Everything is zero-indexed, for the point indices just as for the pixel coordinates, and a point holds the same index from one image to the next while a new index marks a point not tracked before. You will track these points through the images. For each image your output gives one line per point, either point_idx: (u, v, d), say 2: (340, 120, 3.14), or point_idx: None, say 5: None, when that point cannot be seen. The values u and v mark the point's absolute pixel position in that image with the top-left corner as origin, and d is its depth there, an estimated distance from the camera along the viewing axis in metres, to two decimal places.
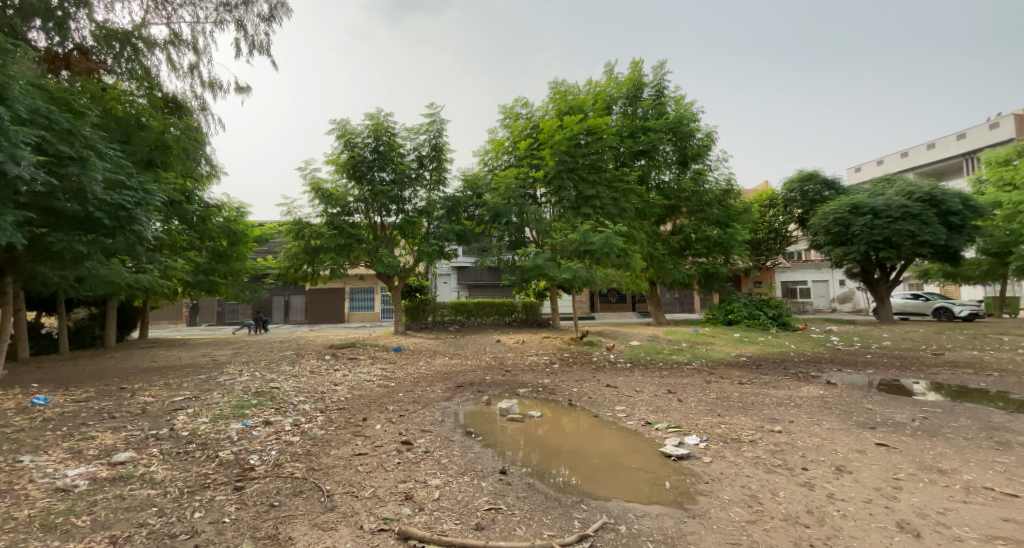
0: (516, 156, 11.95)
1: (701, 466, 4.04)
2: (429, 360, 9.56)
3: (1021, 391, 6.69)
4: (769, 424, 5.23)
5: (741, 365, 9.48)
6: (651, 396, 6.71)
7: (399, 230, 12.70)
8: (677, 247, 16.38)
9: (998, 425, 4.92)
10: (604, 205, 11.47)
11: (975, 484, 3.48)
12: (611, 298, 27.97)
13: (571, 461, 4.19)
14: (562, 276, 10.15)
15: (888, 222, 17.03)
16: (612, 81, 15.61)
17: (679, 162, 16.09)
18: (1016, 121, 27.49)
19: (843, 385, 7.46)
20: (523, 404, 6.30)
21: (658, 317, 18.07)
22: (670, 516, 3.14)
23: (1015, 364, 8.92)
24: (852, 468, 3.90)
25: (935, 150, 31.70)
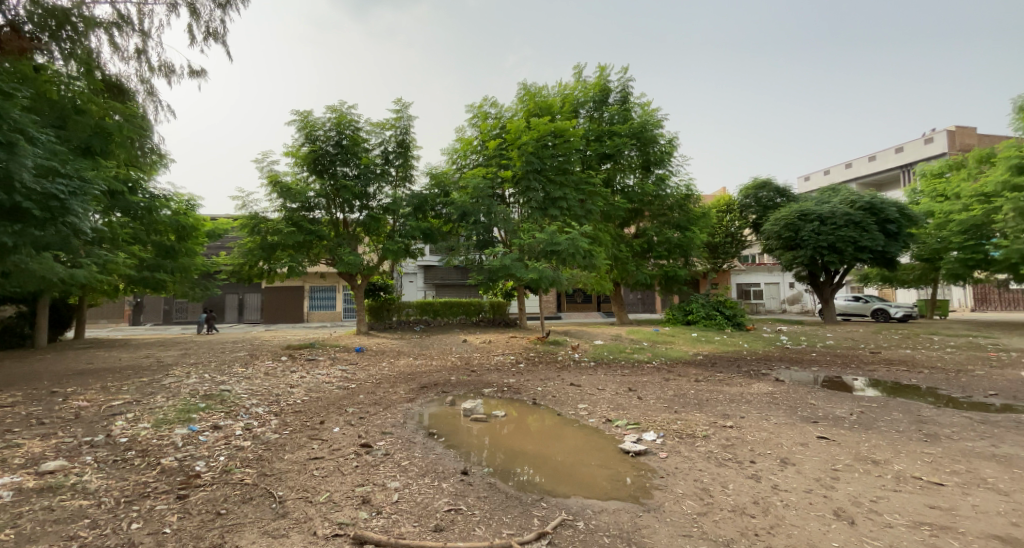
0: (485, 155, 11.88)
1: (657, 462, 4.16)
2: (391, 361, 9.39)
3: (947, 387, 7.26)
4: (722, 420, 5.44)
5: (699, 364, 9.82)
6: (612, 394, 6.85)
7: (362, 227, 12.41)
8: (640, 249, 16.79)
9: (926, 419, 5.32)
10: (571, 207, 11.58)
11: (905, 474, 3.74)
12: (577, 298, 28.37)
13: (533, 459, 4.23)
14: (529, 276, 10.22)
15: (833, 228, 18.12)
16: (580, 85, 15.83)
17: (643, 167, 16.50)
18: (948, 137, 29.69)
19: (791, 382, 7.86)
20: (487, 404, 6.31)
21: (622, 317, 18.44)
22: (626, 511, 3.22)
23: (943, 361, 9.66)
24: (796, 460, 4.11)
25: (877, 161, 33.84)
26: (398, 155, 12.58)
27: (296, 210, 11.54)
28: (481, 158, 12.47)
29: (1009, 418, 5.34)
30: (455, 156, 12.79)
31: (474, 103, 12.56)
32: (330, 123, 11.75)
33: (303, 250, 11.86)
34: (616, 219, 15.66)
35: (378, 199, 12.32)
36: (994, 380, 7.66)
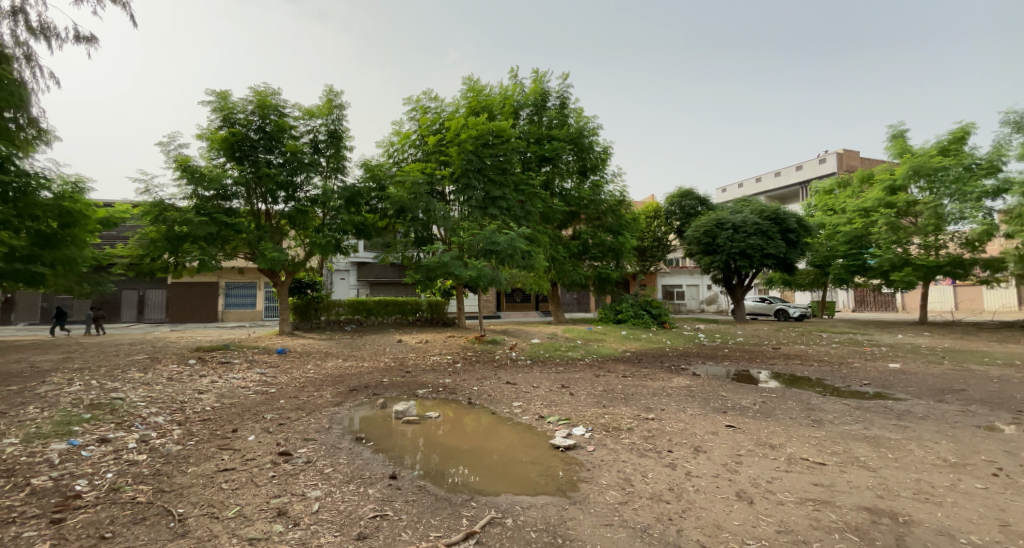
0: (423, 150, 11.59)
1: (584, 455, 4.30)
2: (318, 363, 8.91)
3: (833, 377, 8.24)
4: (645, 413, 5.75)
5: (628, 360, 10.34)
6: (546, 391, 7.01)
7: (287, 220, 11.64)
8: (576, 250, 17.28)
9: (814, 406, 6.00)
10: (511, 207, 11.64)
11: (796, 456, 4.16)
12: (515, 298, 28.72)
13: (468, 459, 4.22)
14: (467, 274, 10.18)
15: (744, 236, 19.81)
16: (519, 88, 15.99)
17: (579, 171, 17.02)
18: (838, 159, 33.59)
19: (706, 375, 8.51)
20: (421, 405, 6.19)
21: (557, 316, 18.90)
22: (553, 504, 3.31)
23: (830, 355, 10.95)
24: (708, 447, 4.45)
25: (781, 176, 37.51)
26: (329, 145, 11.95)
27: (211, 199, 10.58)
28: (419, 153, 12.15)
29: (879, 403, 6.17)
30: (391, 150, 12.37)
31: (413, 96, 12.21)
32: (252, 106, 10.90)
33: (218, 242, 10.88)
34: (555, 221, 15.97)
35: (306, 191, 11.60)
36: (868, 370, 8.84)
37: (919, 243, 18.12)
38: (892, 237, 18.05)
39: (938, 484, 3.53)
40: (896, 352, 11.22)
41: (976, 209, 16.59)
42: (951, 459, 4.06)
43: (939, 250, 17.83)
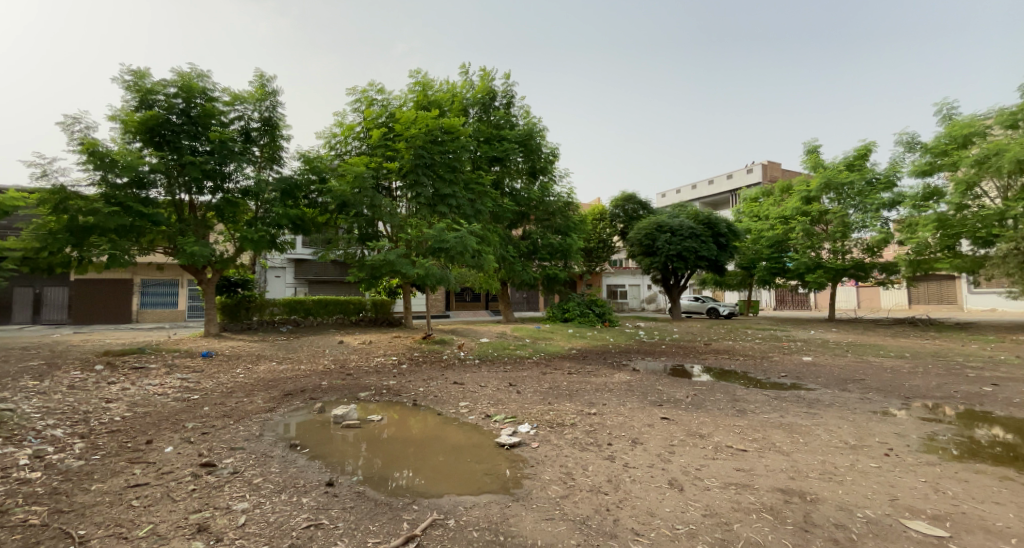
0: (368, 143, 11.19)
1: (529, 452, 4.35)
2: (249, 366, 8.36)
3: (758, 370, 8.91)
4: (588, 408, 5.90)
5: (573, 357, 10.59)
6: (493, 390, 7.02)
7: (215, 212, 10.81)
8: (526, 250, 17.41)
9: (739, 397, 6.46)
10: (460, 205, 11.48)
11: (722, 444, 4.45)
12: (465, 297, 28.55)
13: (412, 461, 4.13)
14: (415, 273, 9.95)
15: (681, 239, 20.89)
16: (468, 85, 15.88)
17: (528, 172, 17.20)
18: (762, 169, 36.28)
19: (646, 371, 8.90)
20: (364, 408, 5.99)
21: (506, 316, 18.97)
22: (496, 502, 3.32)
23: (755, 350, 11.82)
24: (644, 439, 4.65)
25: (714, 184, 39.90)
26: (263, 134, 11.27)
27: (124, 186, 9.56)
28: (364, 146, 11.73)
29: (795, 393, 6.76)
30: (333, 142, 11.84)
31: (357, 87, 11.75)
32: (175, 88, 10.05)
33: (132, 235, 9.91)
34: (504, 221, 15.98)
35: (237, 181, 10.84)
36: (785, 363, 9.65)
37: (829, 248, 20.04)
38: (807, 241, 19.92)
39: (840, 464, 3.91)
40: (810, 347, 12.34)
41: (876, 218, 18.62)
42: (851, 441, 4.51)
43: (845, 254, 19.69)
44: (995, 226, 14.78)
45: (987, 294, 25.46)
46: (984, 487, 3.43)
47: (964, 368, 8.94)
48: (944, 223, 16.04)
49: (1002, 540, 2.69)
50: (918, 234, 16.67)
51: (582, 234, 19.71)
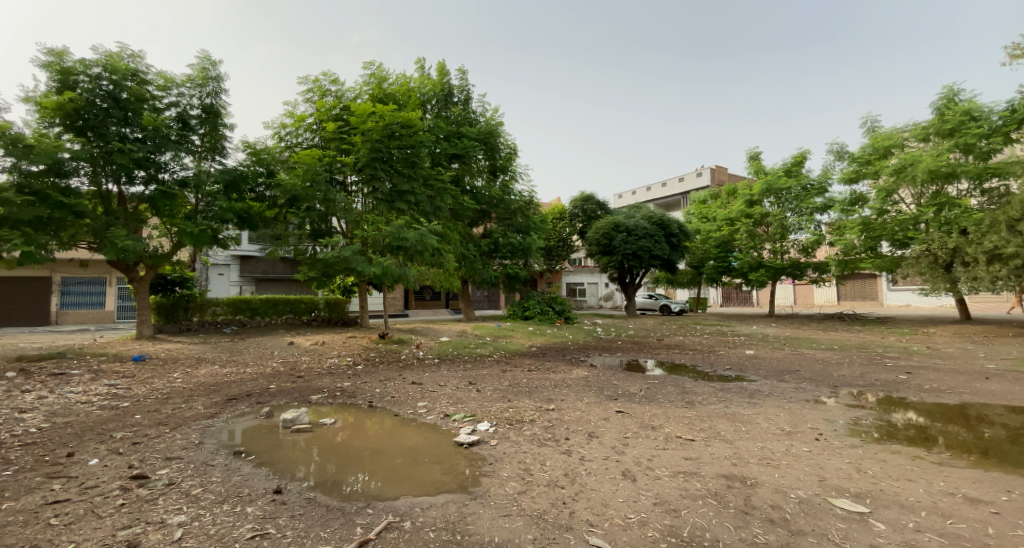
0: (321, 136, 10.72)
1: (487, 450, 4.33)
2: (188, 370, 7.84)
3: (707, 364, 9.33)
4: (547, 404, 5.95)
5: (532, 354, 10.67)
6: (452, 389, 6.95)
7: (148, 204, 10.08)
8: (486, 249, 17.35)
9: (689, 389, 6.73)
10: (419, 202, 11.22)
11: (673, 435, 4.60)
12: (425, 295, 28.19)
13: (368, 465, 4.01)
14: (372, 271, 9.67)
15: (637, 238, 21.50)
16: (425, 80, 15.60)
17: (488, 171, 17.13)
18: (711, 173, 37.97)
19: (602, 366, 9.09)
20: (316, 412, 5.76)
21: (467, 314, 18.81)
22: (454, 502, 3.27)
23: (703, 344, 12.38)
24: (600, 433, 4.74)
25: (667, 186, 41.34)
26: (202, 122, 10.59)
27: (40, 174, 8.70)
28: (316, 139, 11.22)
29: (739, 385, 7.13)
30: (283, 133, 11.25)
31: (308, 76, 11.26)
32: (100, 68, 9.27)
33: (50, 227, 9.06)
34: (465, 219, 15.83)
35: (174, 171, 10.16)
36: (731, 357, 10.16)
37: (770, 248, 21.25)
38: (750, 241, 21.07)
39: (777, 450, 4.14)
40: (752, 341, 13.04)
41: (810, 221, 19.92)
42: (786, 428, 4.80)
43: (783, 254, 20.94)
44: (909, 230, 16.21)
45: (904, 291, 27.84)
46: (899, 465, 3.73)
47: (885, 358, 9.73)
48: (868, 226, 17.37)
49: (914, 513, 2.93)
50: (846, 236, 17.98)
51: (542, 233, 19.89)
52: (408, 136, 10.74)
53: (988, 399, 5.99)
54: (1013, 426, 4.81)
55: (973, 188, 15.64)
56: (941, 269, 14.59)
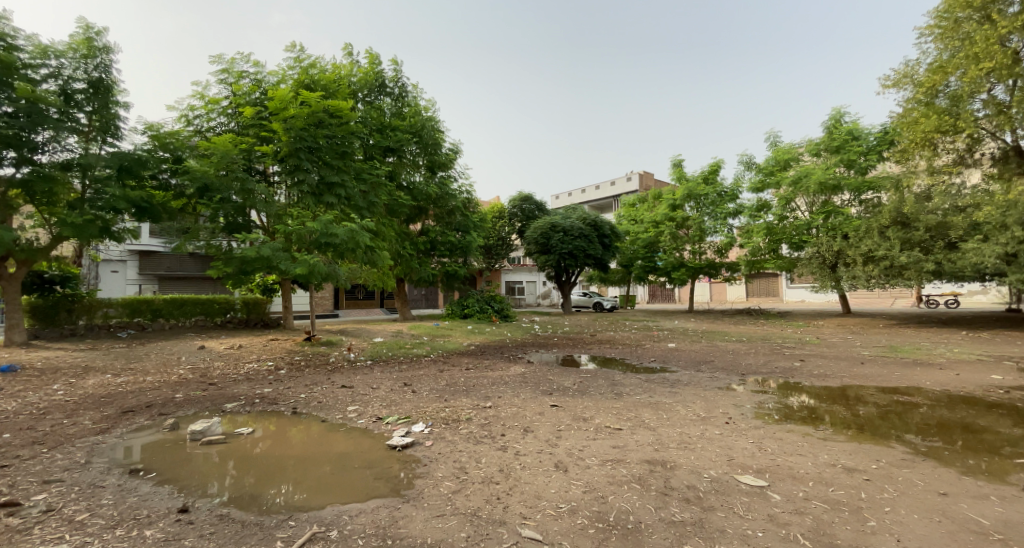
0: (238, 121, 9.92)
1: (421, 451, 4.23)
2: (72, 381, 6.90)
3: (636, 357, 9.81)
4: (483, 402, 5.94)
5: (470, 353, 10.60)
6: (386, 391, 6.72)
7: (21, 189, 8.72)
8: (423, 247, 16.99)
9: (619, 382, 7.05)
10: (351, 196, 10.65)
11: (602, 425, 4.78)
12: (357, 295, 27.13)
13: (291, 475, 3.77)
14: (297, 270, 9.07)
15: (572, 238, 22.12)
16: (354, 67, 14.91)
17: (426, 167, 16.74)
18: (639, 178, 40.04)
19: (539, 363, 9.27)
20: (231, 421, 5.31)
21: (404, 314, 18.30)
22: (385, 506, 3.16)
23: (631, 339, 13.02)
24: (535, 427, 4.81)
25: (600, 189, 42.97)
26: (90, 98, 9.37)
27: None
28: (232, 125, 10.37)
29: (664, 376, 7.59)
30: (192, 116, 10.30)
31: (221, 55, 10.33)
32: None
33: None
34: (400, 216, 15.36)
35: (54, 153, 8.89)
36: (657, 350, 10.76)
37: (689, 249, 22.88)
38: (673, 242, 22.51)
39: (694, 434, 4.44)
40: (674, 334, 13.93)
41: (723, 224, 21.76)
42: (702, 413, 5.16)
43: (701, 255, 22.59)
44: (803, 234, 18.19)
45: (799, 288, 31.25)
46: (792, 442, 4.15)
47: (784, 347, 10.86)
48: (771, 230, 19.21)
49: (804, 483, 3.27)
50: (752, 239, 19.78)
51: (481, 233, 19.82)
52: (337, 125, 10.16)
53: (864, 381, 6.86)
54: (881, 404, 5.53)
55: (853, 199, 17.76)
56: (828, 269, 16.39)
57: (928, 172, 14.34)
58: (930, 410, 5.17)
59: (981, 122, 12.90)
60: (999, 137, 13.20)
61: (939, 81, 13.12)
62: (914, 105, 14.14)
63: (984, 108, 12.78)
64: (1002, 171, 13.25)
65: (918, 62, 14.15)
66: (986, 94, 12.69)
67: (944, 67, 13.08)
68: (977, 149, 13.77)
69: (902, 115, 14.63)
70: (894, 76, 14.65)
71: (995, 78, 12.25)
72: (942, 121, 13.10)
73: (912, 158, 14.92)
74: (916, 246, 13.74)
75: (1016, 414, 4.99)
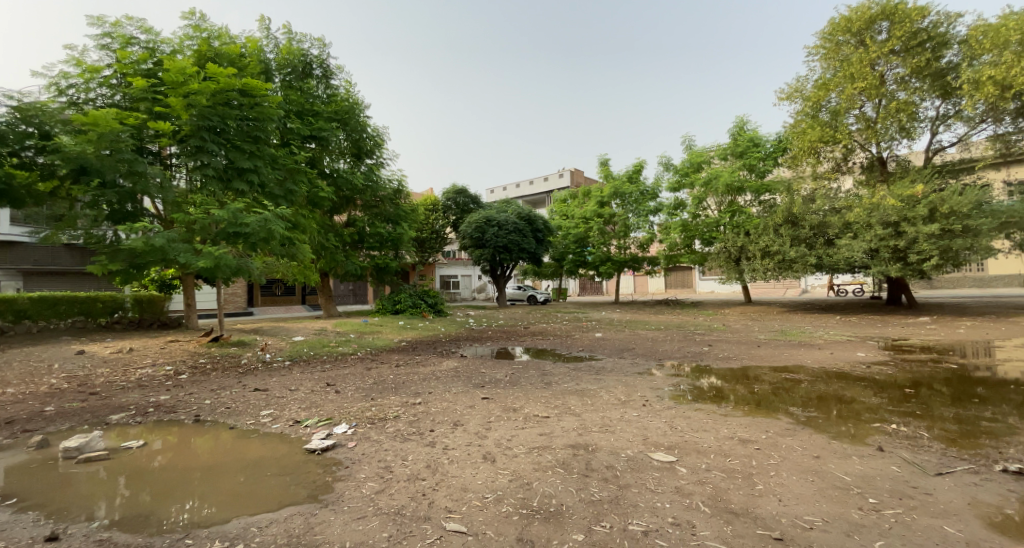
0: (125, 93, 8.78)
1: (343, 453, 4.04)
2: None
3: (566, 348, 10.13)
4: (412, 399, 5.80)
5: (401, 349, 10.33)
6: (306, 392, 6.35)
7: None
8: (350, 239, 16.31)
9: (548, 372, 7.25)
10: (264, 183, 9.85)
11: (531, 414, 4.88)
12: (276, 290, 25.34)
13: (194, 489, 3.43)
14: (201, 263, 8.25)
15: (506, 233, 22.22)
16: (269, 43, 13.80)
17: (352, 154, 15.96)
18: (570, 175, 41.28)
19: (472, 356, 9.25)
20: (121, 434, 4.73)
21: (328, 310, 17.38)
22: (300, 514, 2.99)
23: (561, 330, 13.42)
24: (465, 420, 4.79)
25: (533, 185, 43.63)
26: None
27: None
28: (117, 98, 9.16)
29: (591, 364, 7.92)
30: (64, 85, 8.95)
31: (103, 17, 9.07)
32: None
33: None
34: (324, 207, 14.56)
35: None
36: (585, 340, 11.19)
37: (616, 244, 24.01)
38: (601, 237, 23.47)
39: (615, 417, 4.68)
40: (601, 325, 14.57)
41: (645, 221, 23.07)
42: (622, 397, 5.45)
43: (626, 249, 23.80)
44: (713, 231, 19.83)
45: (710, 280, 34.09)
46: (698, 419, 4.51)
47: (696, 334, 11.79)
48: (687, 227, 20.69)
49: (707, 456, 3.56)
50: (670, 235, 21.20)
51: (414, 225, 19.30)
52: (248, 105, 9.26)
53: (761, 362, 7.65)
54: (774, 381, 6.20)
55: (755, 200, 19.63)
56: (733, 264, 17.93)
57: (814, 177, 16.29)
58: (811, 385, 5.90)
59: (853, 134, 14.78)
60: (867, 149, 15.28)
61: (823, 97, 14.80)
62: (803, 117, 15.83)
63: (856, 123, 14.64)
64: (868, 178, 15.36)
65: (806, 78, 15.91)
66: (858, 111, 14.55)
67: (827, 84, 14.76)
68: (851, 158, 15.82)
69: (793, 125, 16.35)
70: (788, 89, 16.34)
71: (865, 97, 14.15)
72: (824, 133, 14.86)
73: (801, 164, 16.75)
74: (802, 242, 15.39)
75: (876, 384, 5.85)
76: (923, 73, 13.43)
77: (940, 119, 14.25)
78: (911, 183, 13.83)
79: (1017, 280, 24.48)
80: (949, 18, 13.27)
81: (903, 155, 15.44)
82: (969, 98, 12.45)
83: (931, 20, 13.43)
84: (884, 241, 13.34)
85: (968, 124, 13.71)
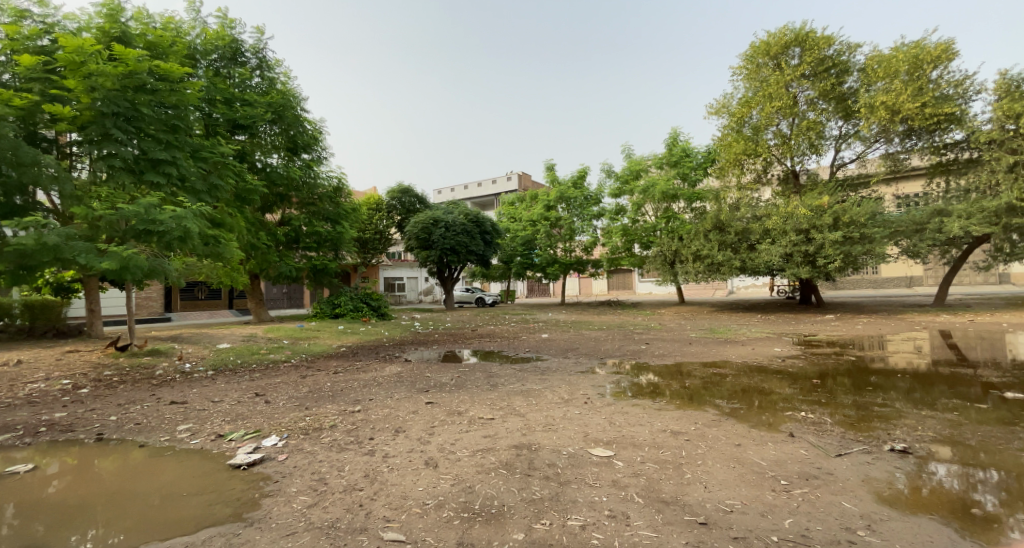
0: (14, 72, 7.77)
1: (272, 467, 3.80)
2: None
3: (513, 349, 10.21)
4: (352, 406, 5.59)
5: (340, 355, 9.93)
6: (233, 404, 5.91)
7: None
8: (284, 238, 15.41)
9: (494, 373, 7.26)
10: (183, 176, 9.06)
11: (475, 417, 4.85)
12: (199, 294, 23.50)
13: (98, 515, 3.09)
14: (106, 263, 7.46)
15: (454, 234, 22.03)
16: (195, 27, 12.81)
17: (287, 149, 15.08)
18: (518, 178, 41.72)
19: (418, 360, 9.08)
20: (7, 457, 4.17)
21: (258, 314, 16.33)
22: (221, 535, 2.78)
23: (507, 332, 13.50)
24: (407, 426, 4.68)
25: (481, 186, 43.68)
26: None
27: None
28: (6, 78, 8.09)
29: (537, 364, 8.02)
30: None
31: None
32: None
33: None
34: (253, 204, 13.63)
35: None
36: (531, 341, 11.32)
37: (561, 247, 24.57)
38: (547, 240, 23.91)
39: (557, 416, 4.76)
40: (548, 326, 14.84)
41: (589, 225, 23.83)
42: (565, 397, 5.57)
43: (570, 251, 24.42)
44: (651, 235, 20.82)
45: (648, 282, 35.73)
46: (635, 415, 4.70)
47: (635, 333, 12.30)
48: (627, 232, 21.62)
49: (641, 449, 3.72)
50: (611, 239, 22.01)
51: (355, 225, 18.60)
52: (163, 90, 8.47)
53: (693, 359, 8.10)
54: (704, 376, 6.59)
55: (687, 206, 20.82)
56: (668, 266, 18.87)
57: (738, 188, 17.53)
58: (737, 379, 6.32)
59: (772, 149, 16.04)
60: (783, 163, 16.68)
61: (745, 113, 16.00)
62: (729, 131, 16.99)
63: (774, 138, 15.91)
64: (785, 190, 16.82)
65: (732, 95, 17.14)
66: (775, 128, 15.81)
67: (749, 101, 15.99)
68: (769, 171, 17.17)
69: (721, 138, 17.53)
70: (716, 105, 17.49)
71: (781, 115, 15.45)
72: (746, 146, 16.06)
73: (728, 174, 18.00)
74: (728, 247, 16.50)
75: (791, 377, 6.38)
76: (829, 96, 14.94)
77: (843, 138, 15.86)
78: (818, 195, 15.33)
79: (904, 281, 27.86)
80: (850, 48, 14.86)
81: (813, 169, 17.07)
82: (866, 121, 13.95)
83: (835, 49, 14.97)
84: (797, 246, 14.62)
85: (864, 143, 15.35)
